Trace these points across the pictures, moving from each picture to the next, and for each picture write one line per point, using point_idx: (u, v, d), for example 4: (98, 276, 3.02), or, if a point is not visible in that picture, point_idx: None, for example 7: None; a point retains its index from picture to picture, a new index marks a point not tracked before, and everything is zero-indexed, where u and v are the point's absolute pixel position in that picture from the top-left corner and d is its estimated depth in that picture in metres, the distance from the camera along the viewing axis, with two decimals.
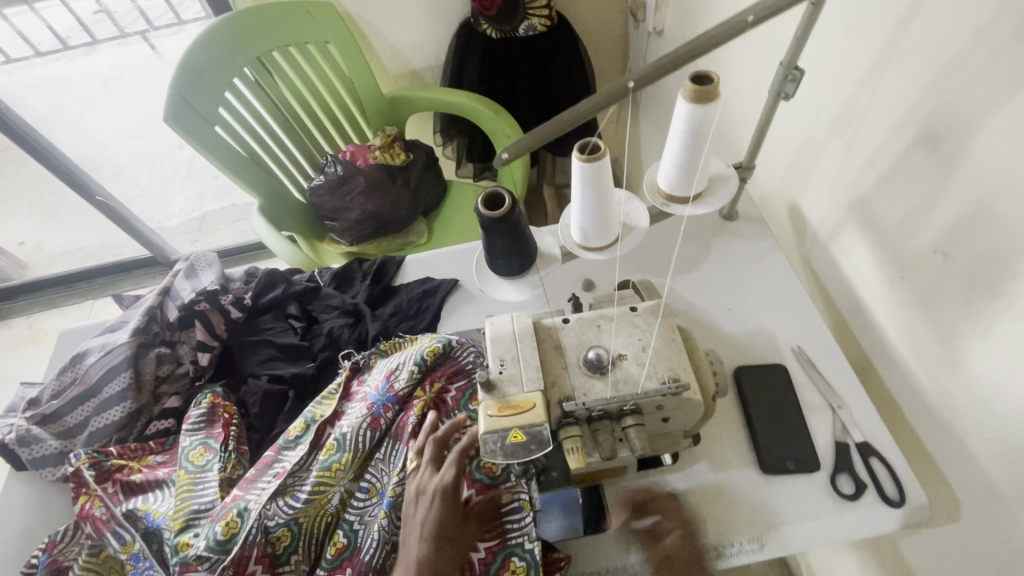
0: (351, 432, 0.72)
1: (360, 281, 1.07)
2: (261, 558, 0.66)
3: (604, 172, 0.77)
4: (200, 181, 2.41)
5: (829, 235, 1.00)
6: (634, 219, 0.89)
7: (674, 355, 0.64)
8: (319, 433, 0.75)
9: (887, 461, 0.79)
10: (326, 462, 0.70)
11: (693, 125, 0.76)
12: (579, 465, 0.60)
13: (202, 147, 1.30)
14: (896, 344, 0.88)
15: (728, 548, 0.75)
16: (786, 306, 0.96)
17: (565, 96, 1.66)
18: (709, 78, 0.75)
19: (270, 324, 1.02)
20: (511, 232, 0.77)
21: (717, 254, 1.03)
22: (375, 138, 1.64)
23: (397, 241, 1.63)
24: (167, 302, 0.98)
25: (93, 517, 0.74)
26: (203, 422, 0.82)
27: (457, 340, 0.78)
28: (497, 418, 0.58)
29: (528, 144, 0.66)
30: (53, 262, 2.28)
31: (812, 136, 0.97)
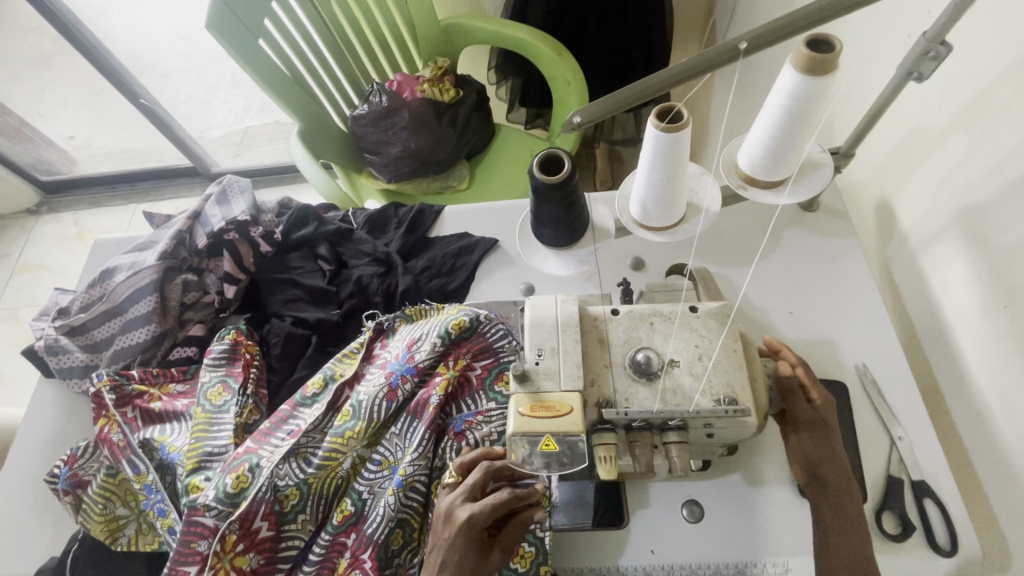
0: (367, 401, 0.68)
1: (394, 228, 1.01)
2: (267, 516, 0.65)
3: (683, 145, 0.66)
4: (243, 93, 2.34)
5: (921, 242, 0.87)
6: (703, 199, 0.79)
7: (734, 371, 0.56)
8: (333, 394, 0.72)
9: (942, 504, 0.72)
10: (339, 428, 0.68)
11: (796, 101, 0.64)
12: (610, 476, 0.54)
13: (242, 59, 1.21)
14: (976, 378, 0.78)
15: (753, 566, 0.71)
16: (856, 317, 0.86)
17: (637, 43, 1.49)
18: (829, 44, 0.62)
19: (298, 263, 0.97)
20: (565, 202, 0.69)
21: (787, 247, 0.93)
22: (425, 70, 1.54)
23: (436, 184, 1.55)
24: (196, 227, 0.94)
25: (110, 441, 0.75)
26: (223, 359, 0.80)
27: (486, 314, 0.71)
28: (530, 418, 0.52)
29: (602, 110, 0.57)
30: (100, 161, 2.29)
31: (927, 126, 0.83)
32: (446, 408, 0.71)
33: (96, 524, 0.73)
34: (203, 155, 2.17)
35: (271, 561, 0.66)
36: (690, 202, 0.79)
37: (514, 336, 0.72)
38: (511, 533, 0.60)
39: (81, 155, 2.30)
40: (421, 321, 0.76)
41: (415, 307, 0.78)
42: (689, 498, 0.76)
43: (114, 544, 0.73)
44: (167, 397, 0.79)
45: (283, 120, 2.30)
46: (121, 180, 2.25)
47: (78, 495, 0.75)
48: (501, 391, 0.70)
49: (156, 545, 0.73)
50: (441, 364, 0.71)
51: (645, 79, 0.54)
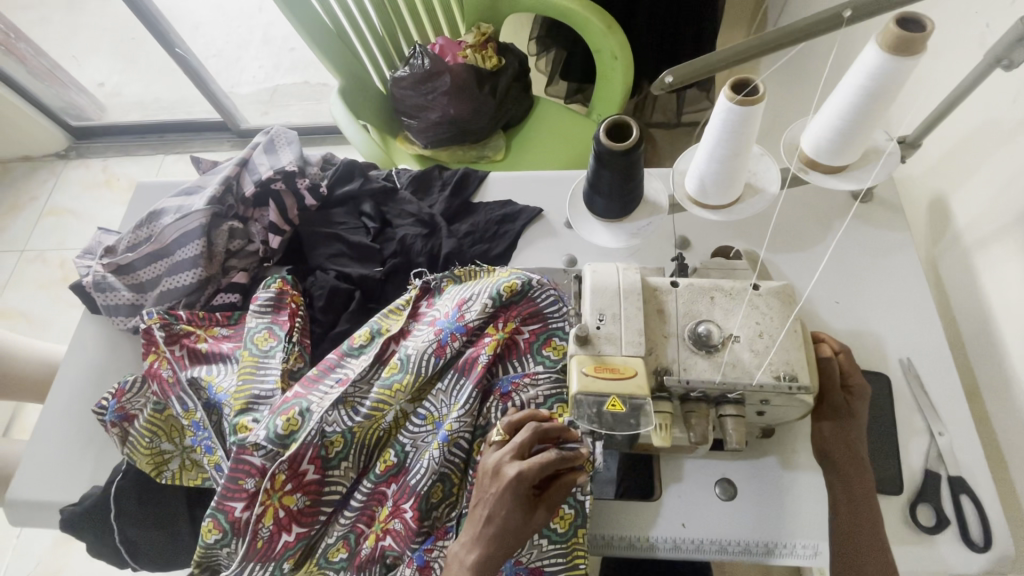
0: (416, 355, 0.69)
1: (438, 190, 1.00)
2: (313, 459, 0.66)
3: (753, 121, 0.65)
4: (274, 51, 2.32)
5: (977, 241, 0.85)
6: (762, 180, 0.78)
7: (795, 350, 0.56)
8: (379, 346, 0.72)
9: (979, 501, 0.72)
10: (387, 381, 0.68)
11: (876, 81, 0.62)
12: (664, 443, 0.55)
13: (289, 11, 1.21)
14: (1021, 381, 0.77)
15: (781, 546, 0.72)
16: (903, 312, 0.85)
17: (688, 20, 1.45)
18: (920, 23, 0.60)
19: (342, 218, 0.97)
20: (626, 171, 0.68)
21: (837, 237, 0.91)
22: (468, 35, 1.51)
23: (472, 152, 1.53)
24: (243, 175, 0.95)
25: (160, 377, 0.76)
26: (269, 307, 0.81)
27: (538, 279, 0.71)
28: (593, 378, 0.53)
29: (690, 73, 0.56)
30: (129, 110, 2.29)
31: (998, 121, 0.81)
32: (492, 369, 0.71)
33: (143, 457, 0.74)
34: (234, 111, 2.16)
35: (315, 504, 0.67)
36: (749, 181, 0.78)
37: (564, 303, 0.72)
38: (555, 494, 0.61)
39: (111, 102, 2.29)
40: (470, 283, 0.76)
41: (463, 270, 0.78)
42: (723, 477, 0.76)
43: (159, 476, 0.75)
44: (213, 339, 0.81)
45: (314, 81, 2.28)
46: (150, 130, 2.25)
47: (125, 427, 0.77)
48: (549, 355, 0.71)
49: (200, 480, 0.76)
50: (490, 325, 0.71)
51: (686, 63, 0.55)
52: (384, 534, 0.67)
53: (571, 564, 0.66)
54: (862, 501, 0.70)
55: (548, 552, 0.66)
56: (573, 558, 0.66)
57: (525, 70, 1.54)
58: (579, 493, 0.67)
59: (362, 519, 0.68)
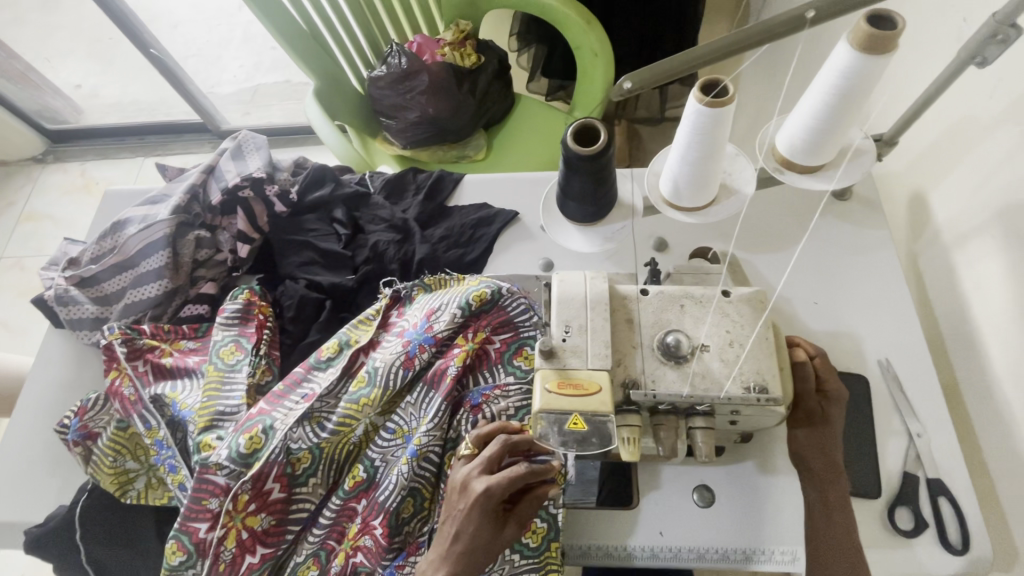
0: (384, 368, 0.67)
1: (412, 194, 0.99)
2: (279, 477, 0.65)
3: (725, 122, 0.63)
4: (254, 49, 2.27)
5: (956, 238, 0.84)
6: (737, 181, 0.76)
7: (766, 358, 0.55)
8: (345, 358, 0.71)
9: (958, 503, 0.71)
10: (354, 395, 0.66)
11: (848, 80, 0.61)
12: (633, 458, 0.53)
13: (260, 13, 1.18)
14: (1001, 380, 0.76)
15: (759, 553, 0.71)
16: (882, 311, 0.84)
17: (669, 15, 1.43)
18: (892, 20, 0.58)
19: (313, 225, 0.95)
20: (596, 175, 0.67)
21: (816, 235, 0.90)
22: (446, 32, 1.47)
23: (453, 152, 1.51)
24: (210, 182, 0.92)
25: (122, 395, 0.74)
26: (236, 319, 0.79)
27: (508, 288, 0.70)
28: (556, 396, 0.51)
29: (651, 79, 0.55)
30: (107, 112, 2.25)
31: (976, 118, 0.79)
32: (463, 379, 0.70)
33: (107, 477, 0.73)
34: (213, 111, 2.12)
35: (282, 522, 0.65)
36: (723, 183, 0.76)
37: (535, 311, 0.70)
38: (525, 508, 0.60)
39: (88, 104, 2.24)
40: (441, 291, 0.75)
41: (434, 278, 0.76)
42: (700, 483, 0.75)
43: (124, 496, 0.73)
44: (178, 354, 0.78)
45: (296, 80, 2.24)
46: (129, 132, 2.21)
47: (88, 446, 0.75)
48: (520, 365, 0.69)
49: (165, 499, 0.74)
50: (460, 335, 0.69)
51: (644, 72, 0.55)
52: (355, 551, 0.65)
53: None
54: (835, 506, 0.70)
55: (521, 567, 0.65)
56: (547, 571, 0.65)
57: (505, 68, 1.52)
58: (551, 506, 0.66)
59: (331, 537, 0.66)
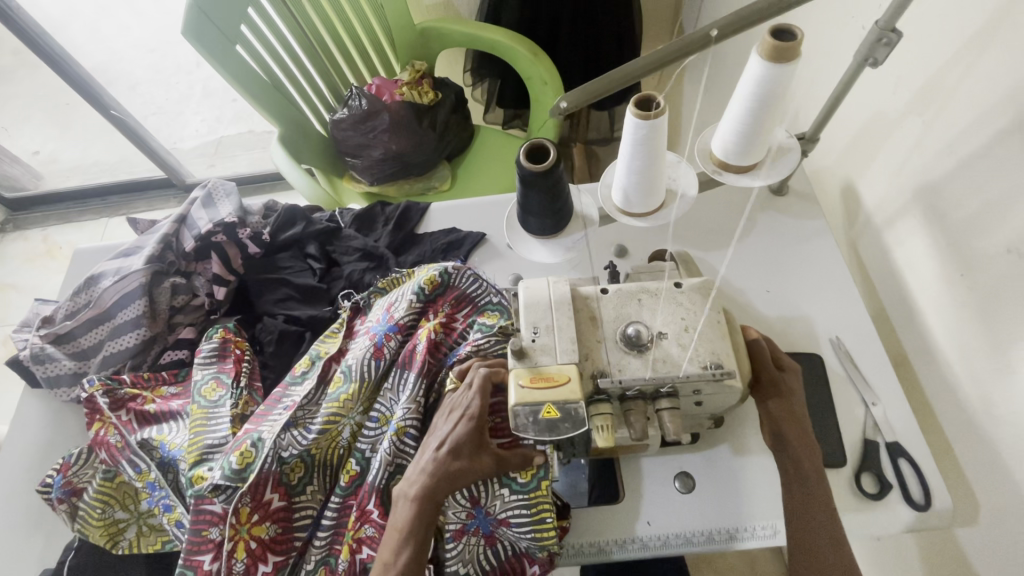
0: (356, 363, 0.72)
1: (382, 225, 1.03)
2: (276, 486, 0.66)
3: (661, 131, 0.70)
4: (216, 103, 2.30)
5: (885, 221, 0.93)
6: (681, 185, 0.83)
7: (718, 339, 0.60)
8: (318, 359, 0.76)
9: (916, 463, 0.76)
10: (334, 395, 0.70)
11: (763, 87, 0.68)
12: (607, 443, 0.57)
13: (222, 67, 1.23)
14: (941, 346, 0.83)
15: (742, 532, 0.74)
16: (828, 293, 0.91)
17: (610, 42, 1.54)
18: (792, 33, 0.66)
19: (287, 262, 0.99)
20: (551, 190, 0.72)
21: (761, 230, 0.98)
22: (403, 73, 1.55)
23: (419, 185, 1.57)
24: (183, 230, 0.95)
25: (108, 444, 0.75)
26: (215, 355, 0.81)
27: (454, 267, 0.77)
28: (530, 389, 0.55)
29: (584, 97, 0.60)
30: (67, 175, 2.24)
31: (885, 112, 0.88)
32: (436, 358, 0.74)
33: (96, 531, 0.72)
34: (178, 166, 2.14)
35: (287, 532, 0.67)
36: (669, 188, 0.83)
37: (485, 280, 0.78)
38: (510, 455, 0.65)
39: (47, 170, 2.23)
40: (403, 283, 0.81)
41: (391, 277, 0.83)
42: (681, 470, 0.79)
43: (114, 548, 0.73)
44: (162, 398, 0.80)
45: (258, 129, 2.28)
46: (91, 194, 2.20)
47: (73, 502, 0.74)
48: (485, 322, 0.74)
49: (159, 545, 0.74)
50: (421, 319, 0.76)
51: (580, 90, 0.60)
52: (358, 545, 0.65)
53: (537, 514, 0.66)
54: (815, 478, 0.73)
55: (512, 502, 0.68)
56: (540, 509, 0.66)
57: (462, 102, 1.59)
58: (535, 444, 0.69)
59: (336, 539, 0.67)
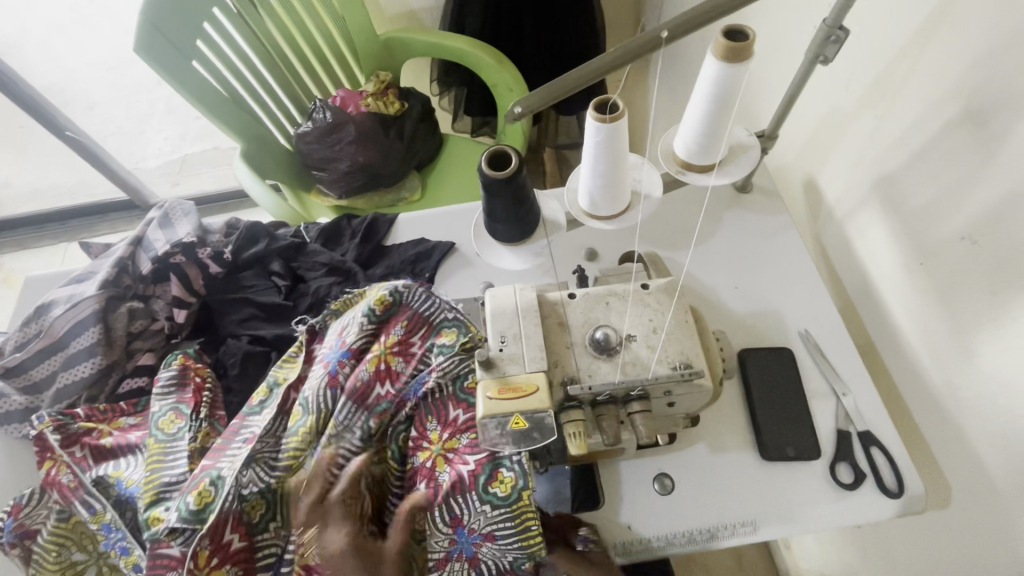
0: (313, 393, 0.70)
1: (349, 239, 1.01)
2: (237, 527, 0.64)
3: (621, 134, 0.70)
4: (178, 120, 2.24)
5: (846, 213, 0.95)
6: (646, 186, 0.83)
7: (686, 339, 0.60)
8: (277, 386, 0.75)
9: (888, 451, 0.77)
10: (295, 428, 0.69)
11: (720, 87, 0.69)
12: (580, 451, 0.56)
13: (178, 83, 1.19)
14: (906, 334, 0.85)
15: (723, 530, 0.74)
16: (796, 287, 0.92)
17: (573, 46, 1.55)
18: (744, 33, 0.67)
19: (251, 281, 0.96)
20: (515, 197, 0.71)
21: (728, 228, 0.99)
22: (368, 84, 1.54)
23: (388, 197, 1.54)
24: (139, 253, 0.91)
25: (59, 483, 0.71)
26: (174, 385, 0.77)
27: (405, 285, 0.76)
28: (497, 401, 0.54)
29: (543, 100, 0.59)
30: (22, 201, 2.15)
31: (839, 107, 0.91)
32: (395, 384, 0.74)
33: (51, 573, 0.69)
34: (140, 187, 2.08)
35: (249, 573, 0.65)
36: (634, 190, 0.83)
37: (438, 298, 0.76)
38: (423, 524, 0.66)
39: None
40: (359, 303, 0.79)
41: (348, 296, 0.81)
42: (660, 472, 0.78)
43: None
44: (119, 431, 0.76)
45: (224, 146, 2.24)
46: (48, 219, 2.12)
47: (27, 545, 0.70)
48: (445, 342, 0.73)
49: None
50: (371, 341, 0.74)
51: (538, 92, 0.59)
52: None
53: (521, 525, 0.64)
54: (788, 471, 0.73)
55: (496, 516, 0.65)
56: (523, 520, 0.64)
57: (429, 111, 1.58)
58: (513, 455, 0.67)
59: None
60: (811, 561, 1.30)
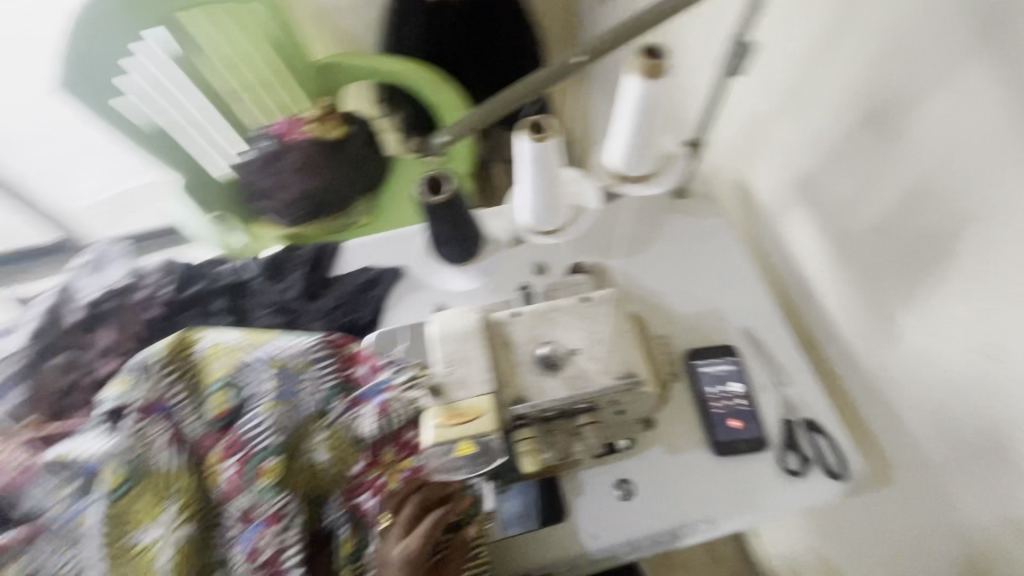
0: (293, 351, 0.66)
1: (293, 271, 0.98)
2: (237, 465, 0.61)
3: (551, 153, 0.72)
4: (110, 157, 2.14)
5: (776, 211, 1.00)
6: (584, 200, 0.86)
7: (629, 348, 0.61)
8: (163, 460, 0.62)
9: (829, 434, 0.82)
10: (275, 394, 0.63)
11: (642, 104, 0.71)
12: (534, 469, 0.57)
13: None
14: (838, 321, 0.90)
15: (685, 528, 0.77)
16: (736, 286, 0.96)
17: (513, 63, 1.59)
18: (660, 51, 0.70)
19: (192, 323, 0.92)
20: (455, 219, 0.73)
21: (669, 232, 1.02)
22: (307, 110, 1.52)
23: (337, 221, 1.48)
24: (69, 303, 0.89)
25: (8, 471, 0.68)
26: (107, 421, 0.63)
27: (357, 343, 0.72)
28: (446, 428, 0.55)
29: (470, 124, 0.65)
30: None
31: (759, 112, 0.96)
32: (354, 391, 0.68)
33: None
34: None
35: (247, 517, 0.60)
36: (573, 204, 0.85)
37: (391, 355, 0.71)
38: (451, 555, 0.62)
39: None
40: (252, 348, 0.67)
41: (211, 343, 0.67)
42: (621, 478, 0.80)
43: None
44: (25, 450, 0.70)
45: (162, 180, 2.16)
46: None
47: None
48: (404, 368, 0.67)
49: None
50: (314, 382, 0.66)
51: (469, 116, 0.65)
52: None
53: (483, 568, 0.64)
54: None
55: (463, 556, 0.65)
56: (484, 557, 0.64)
57: (373, 133, 1.58)
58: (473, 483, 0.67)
59: (270, 530, 0.59)
60: (780, 548, 1.34)
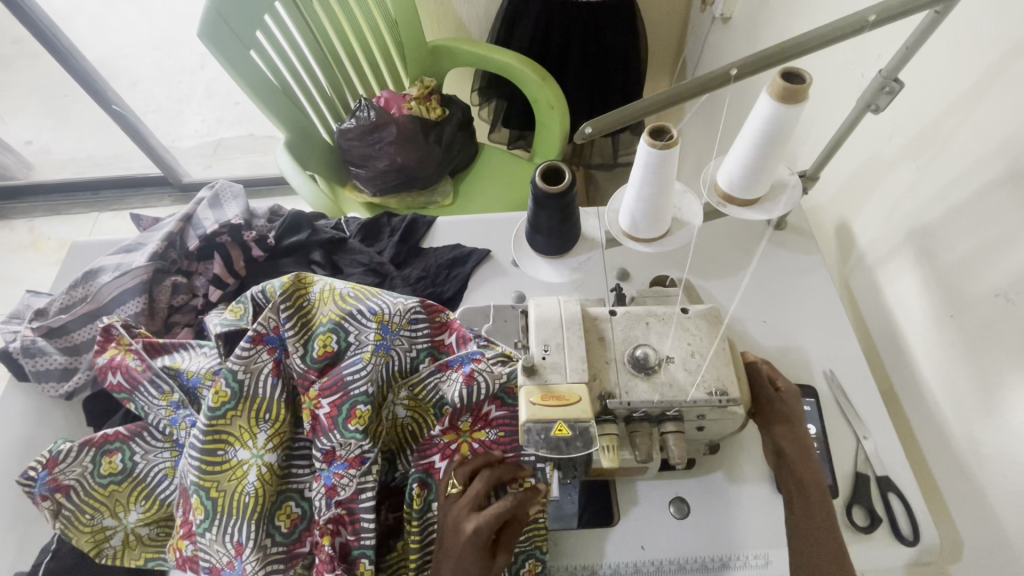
0: (399, 308, 0.70)
1: (387, 237, 1.04)
2: (332, 404, 0.65)
3: (672, 162, 0.71)
4: (217, 105, 2.29)
5: (877, 259, 0.96)
6: (686, 215, 0.85)
7: (724, 366, 0.61)
8: (264, 387, 0.67)
9: (904, 497, 0.78)
10: (376, 346, 0.68)
11: (771, 127, 0.70)
12: (612, 464, 0.58)
13: (237, 75, 1.21)
14: (929, 383, 0.86)
15: (734, 560, 0.75)
16: (824, 328, 0.93)
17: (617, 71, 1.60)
18: (800, 77, 0.68)
19: (290, 268, 0.98)
20: (563, 212, 0.73)
21: (760, 262, 1.00)
22: (410, 88, 1.58)
23: (420, 199, 1.58)
24: (188, 230, 0.96)
25: (125, 367, 0.75)
26: (220, 343, 0.71)
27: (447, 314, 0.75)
28: (540, 407, 0.56)
29: (611, 124, 0.61)
30: (60, 168, 2.20)
31: (880, 155, 0.93)
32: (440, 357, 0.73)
33: (82, 535, 0.69)
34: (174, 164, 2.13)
35: (329, 454, 0.65)
36: (675, 216, 0.84)
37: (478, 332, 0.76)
38: (511, 535, 0.64)
39: (40, 160, 2.20)
40: (360, 298, 0.71)
41: (322, 286, 0.71)
42: (677, 495, 0.79)
43: (98, 555, 0.70)
44: (139, 356, 0.76)
45: (261, 134, 2.29)
46: (83, 188, 2.17)
47: (57, 500, 0.69)
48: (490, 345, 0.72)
49: (143, 561, 0.72)
50: (408, 341, 0.71)
51: (612, 114, 0.60)
52: (339, 527, 0.64)
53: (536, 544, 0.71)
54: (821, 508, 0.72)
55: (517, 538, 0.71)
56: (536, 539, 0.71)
57: (468, 119, 1.62)
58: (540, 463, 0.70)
59: (350, 471, 0.64)
60: None
